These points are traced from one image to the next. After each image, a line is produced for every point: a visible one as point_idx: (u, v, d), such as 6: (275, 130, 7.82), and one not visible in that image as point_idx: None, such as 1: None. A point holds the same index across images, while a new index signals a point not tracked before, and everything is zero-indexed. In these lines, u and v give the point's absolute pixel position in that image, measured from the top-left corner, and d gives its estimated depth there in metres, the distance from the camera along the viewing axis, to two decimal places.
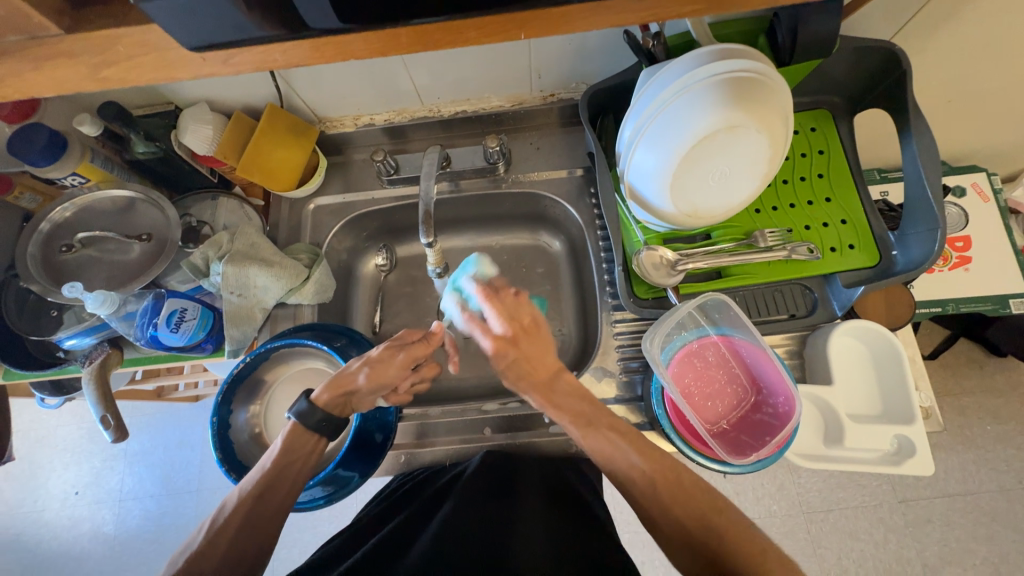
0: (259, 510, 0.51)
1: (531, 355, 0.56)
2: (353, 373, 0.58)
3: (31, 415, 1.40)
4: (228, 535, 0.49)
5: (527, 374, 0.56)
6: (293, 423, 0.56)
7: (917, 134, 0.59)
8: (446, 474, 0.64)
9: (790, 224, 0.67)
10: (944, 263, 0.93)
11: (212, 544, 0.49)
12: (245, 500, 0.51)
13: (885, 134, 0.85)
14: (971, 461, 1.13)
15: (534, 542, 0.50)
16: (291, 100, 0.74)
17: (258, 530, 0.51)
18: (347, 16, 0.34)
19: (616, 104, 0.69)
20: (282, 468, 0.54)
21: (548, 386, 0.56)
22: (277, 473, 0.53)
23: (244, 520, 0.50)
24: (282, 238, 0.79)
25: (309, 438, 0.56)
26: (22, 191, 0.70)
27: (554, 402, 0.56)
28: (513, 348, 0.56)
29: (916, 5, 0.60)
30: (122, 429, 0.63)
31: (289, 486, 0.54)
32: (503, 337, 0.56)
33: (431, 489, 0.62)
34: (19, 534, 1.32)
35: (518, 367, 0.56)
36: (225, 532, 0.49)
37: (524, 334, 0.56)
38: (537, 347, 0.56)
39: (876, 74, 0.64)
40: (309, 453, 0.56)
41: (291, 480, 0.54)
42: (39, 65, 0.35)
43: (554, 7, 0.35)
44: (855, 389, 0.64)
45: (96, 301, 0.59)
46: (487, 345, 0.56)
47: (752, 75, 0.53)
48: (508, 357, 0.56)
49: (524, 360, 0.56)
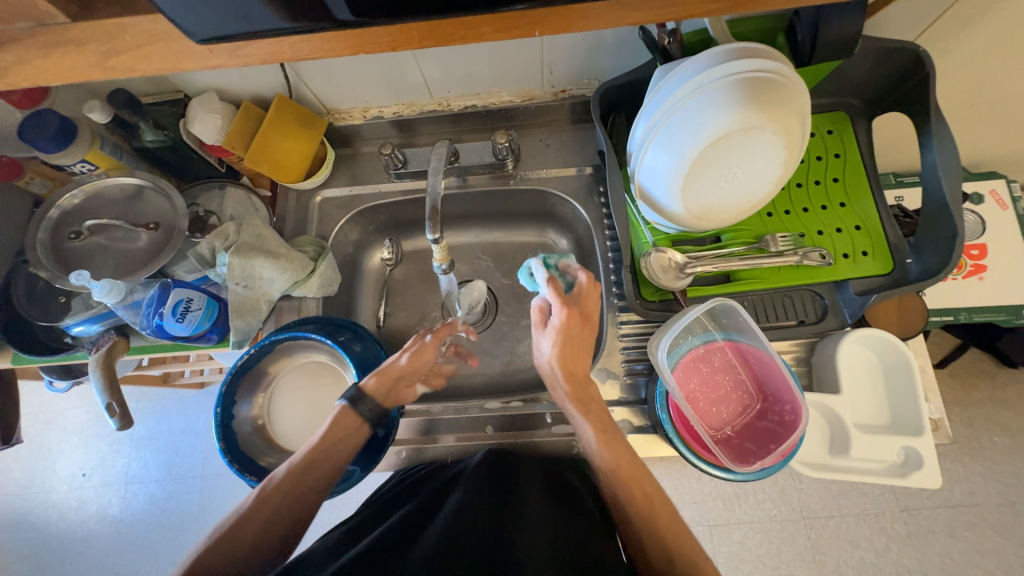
0: (299, 486, 0.56)
1: (586, 338, 0.60)
2: (391, 363, 0.64)
3: (40, 397, 1.41)
4: (270, 506, 0.54)
5: (565, 361, 0.58)
6: (343, 407, 0.61)
7: (937, 139, 0.57)
8: (452, 470, 0.64)
9: (803, 230, 0.65)
10: (958, 272, 0.91)
11: (260, 506, 0.54)
12: (286, 477, 0.55)
13: (903, 138, 0.83)
14: (978, 473, 1.12)
15: (542, 538, 0.50)
16: (300, 91, 0.73)
17: (294, 502, 0.55)
18: (358, 8, 0.33)
19: (629, 102, 0.67)
20: (324, 450, 0.58)
21: (581, 383, 0.59)
22: (318, 456, 0.57)
23: (283, 494, 0.55)
24: (289, 230, 0.79)
25: (355, 428, 0.60)
26: (35, 176, 0.72)
27: (580, 398, 0.58)
28: (579, 323, 0.60)
29: (943, 6, 0.58)
30: (127, 416, 0.63)
31: (332, 461, 0.58)
32: (574, 308, 0.60)
33: (435, 482, 0.62)
34: (27, 513, 1.34)
35: (565, 343, 0.59)
36: (270, 499, 0.54)
37: (587, 321, 0.61)
38: (589, 339, 0.61)
39: (898, 76, 0.62)
40: (350, 438, 0.60)
41: (334, 459, 0.58)
42: (48, 53, 0.35)
43: (569, 3, 0.34)
44: (863, 398, 0.63)
45: (102, 290, 0.59)
46: (562, 304, 0.59)
47: (770, 75, 0.51)
48: (570, 327, 0.59)
49: (573, 341, 0.59)
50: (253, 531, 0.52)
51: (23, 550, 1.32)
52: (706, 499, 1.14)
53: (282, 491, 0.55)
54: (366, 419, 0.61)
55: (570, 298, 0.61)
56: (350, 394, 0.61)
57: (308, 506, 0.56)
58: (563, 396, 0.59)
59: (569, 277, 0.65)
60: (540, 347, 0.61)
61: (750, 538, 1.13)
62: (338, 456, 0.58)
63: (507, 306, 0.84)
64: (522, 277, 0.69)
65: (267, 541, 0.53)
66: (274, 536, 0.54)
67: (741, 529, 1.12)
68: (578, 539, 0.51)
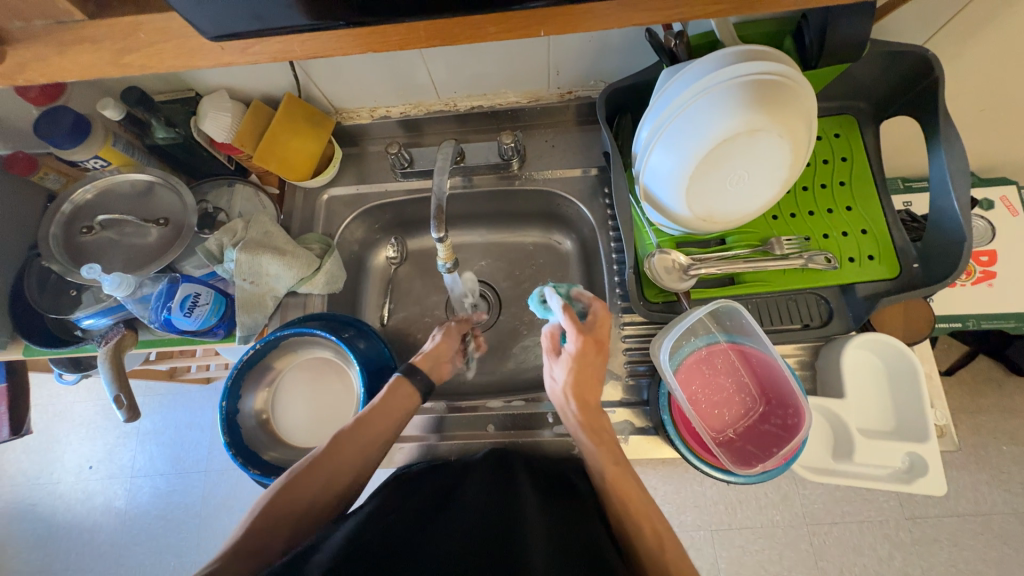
0: (360, 443, 0.57)
1: (599, 367, 0.60)
2: (427, 348, 0.69)
3: (49, 390, 1.44)
4: (334, 458, 0.55)
5: (578, 390, 0.58)
6: (399, 378, 0.63)
7: (946, 143, 0.57)
8: (450, 469, 0.64)
9: (808, 233, 0.65)
10: (967, 278, 0.90)
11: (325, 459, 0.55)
12: (348, 433, 0.57)
13: (912, 142, 0.82)
14: (984, 482, 1.10)
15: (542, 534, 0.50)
16: (309, 91, 0.74)
17: (355, 457, 0.57)
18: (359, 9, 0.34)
19: (634, 103, 0.68)
20: (382, 411, 0.60)
21: (592, 413, 0.59)
22: (376, 416, 0.59)
23: (344, 448, 0.56)
24: (296, 228, 0.80)
25: (410, 397, 0.62)
26: (49, 172, 0.73)
27: (591, 424, 0.58)
28: (593, 352, 0.59)
29: (954, 9, 0.58)
30: (134, 408, 0.64)
31: (393, 420, 0.60)
32: (590, 337, 0.59)
33: (439, 475, 0.62)
34: (34, 503, 1.36)
35: (580, 372, 0.58)
36: (338, 450, 0.56)
37: (601, 350, 0.60)
38: (602, 368, 0.60)
39: (906, 80, 0.61)
40: (405, 404, 0.62)
41: (394, 418, 0.60)
42: (64, 50, 0.36)
43: (575, 4, 0.35)
44: (868, 403, 0.63)
45: (113, 283, 0.61)
46: (576, 334, 0.58)
47: (776, 78, 0.51)
48: (584, 356, 0.58)
49: (587, 370, 0.59)
50: (319, 482, 0.54)
51: (31, 539, 1.34)
52: (708, 503, 1.13)
53: (343, 445, 0.56)
54: (418, 392, 0.63)
55: (584, 326, 0.60)
56: (404, 368, 0.64)
57: (369, 463, 0.58)
58: (574, 424, 0.59)
59: (582, 306, 0.64)
60: (552, 375, 0.61)
61: (751, 543, 1.12)
62: (396, 417, 0.60)
63: (510, 305, 0.84)
64: (532, 304, 0.66)
65: (332, 491, 0.55)
66: (338, 487, 0.55)
67: (742, 534, 1.12)
68: (575, 538, 0.52)
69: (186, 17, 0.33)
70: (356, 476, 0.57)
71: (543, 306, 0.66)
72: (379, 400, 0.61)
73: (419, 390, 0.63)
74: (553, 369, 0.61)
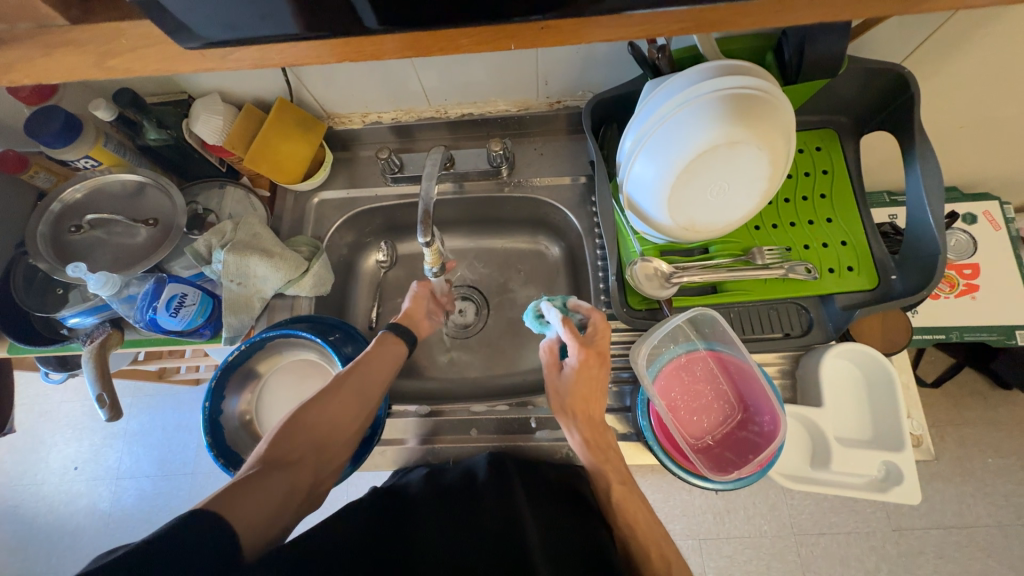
0: (364, 377, 0.61)
1: (602, 379, 0.59)
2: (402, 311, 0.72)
3: (35, 389, 1.43)
4: (340, 389, 0.59)
5: (583, 404, 0.58)
6: (386, 333, 0.67)
7: (921, 158, 0.59)
8: (454, 470, 0.62)
9: (789, 243, 0.66)
10: (950, 290, 0.91)
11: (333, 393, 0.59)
12: (352, 368, 0.62)
13: (893, 156, 0.84)
14: (969, 494, 1.11)
15: (542, 540, 0.51)
16: (301, 96, 0.75)
17: (362, 389, 0.61)
18: (326, 24, 0.35)
19: (620, 113, 0.69)
20: (379, 353, 0.65)
21: (597, 426, 0.58)
22: (376, 357, 0.64)
23: (352, 380, 0.61)
24: (286, 230, 0.80)
25: (397, 345, 0.66)
26: (38, 170, 0.73)
27: (595, 438, 0.58)
28: (595, 363, 0.58)
29: (927, 30, 0.59)
30: (117, 408, 0.63)
31: (393, 360, 0.66)
32: (592, 349, 0.59)
33: (439, 486, 0.59)
34: (17, 505, 1.34)
35: (584, 384, 0.58)
36: (345, 382, 0.60)
37: (604, 361, 0.60)
38: (606, 380, 0.60)
39: (883, 96, 0.63)
40: (395, 354, 0.66)
41: (391, 356, 0.65)
42: (48, 51, 0.37)
43: (535, 23, 0.36)
44: (846, 412, 0.63)
45: (98, 282, 0.60)
46: (578, 347, 0.58)
47: (756, 92, 0.53)
48: (586, 368, 0.58)
49: (591, 383, 0.58)
50: (330, 408, 0.58)
51: (11, 542, 1.32)
52: (695, 511, 1.13)
53: (351, 380, 0.60)
54: (406, 343, 0.68)
55: (585, 338, 0.60)
56: (391, 326, 0.68)
57: (375, 396, 0.62)
58: (578, 443, 0.58)
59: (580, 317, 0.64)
60: (555, 389, 0.60)
61: (738, 553, 1.12)
62: (392, 359, 0.65)
63: (498, 310, 0.85)
64: (529, 319, 0.66)
65: (344, 416, 0.59)
66: (350, 412, 0.59)
67: (729, 544, 1.12)
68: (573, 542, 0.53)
69: (182, 19, 0.33)
70: (365, 406, 0.61)
71: (539, 320, 0.66)
72: (373, 348, 0.65)
73: (405, 340, 0.68)
74: (557, 383, 0.60)
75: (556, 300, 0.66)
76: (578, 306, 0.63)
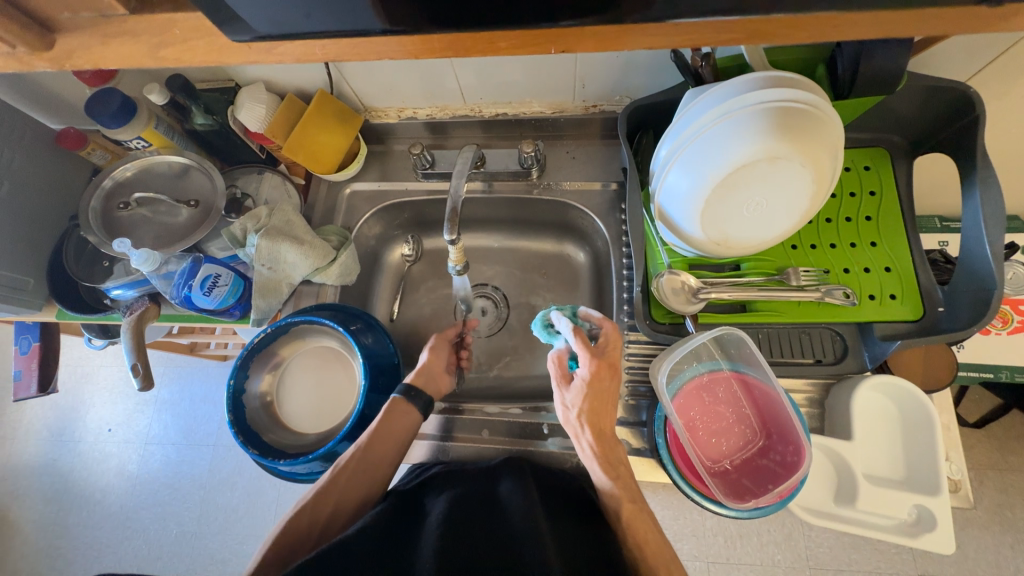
0: (363, 469, 0.61)
1: (612, 390, 0.57)
2: (419, 365, 0.71)
3: (80, 351, 1.52)
4: (341, 483, 0.59)
5: (594, 418, 0.56)
6: (396, 399, 0.65)
7: (982, 185, 0.55)
8: (469, 476, 0.62)
9: (828, 266, 0.63)
10: (1001, 327, 0.85)
11: (333, 483, 0.59)
12: (352, 458, 0.60)
13: (949, 179, 0.79)
14: (1008, 545, 1.03)
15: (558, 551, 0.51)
16: (341, 88, 0.77)
17: (364, 475, 0.60)
18: (366, 23, 0.35)
19: (656, 120, 0.67)
20: (384, 431, 0.63)
21: (606, 443, 0.56)
22: (388, 427, 0.63)
23: (353, 473, 0.60)
24: (318, 219, 0.82)
25: (409, 415, 0.65)
26: (95, 148, 0.78)
27: (605, 455, 0.56)
28: (605, 376, 0.57)
29: (1002, 46, 0.55)
30: (148, 378, 0.65)
31: (406, 424, 0.64)
32: (603, 361, 0.58)
33: (459, 488, 0.59)
34: (55, 459, 1.43)
35: (594, 398, 0.56)
36: (343, 474, 0.60)
37: (614, 374, 0.58)
38: (616, 392, 0.58)
39: (944, 116, 0.59)
40: (407, 422, 0.64)
41: (400, 425, 0.64)
42: (107, 40, 0.39)
43: (572, 27, 0.36)
44: (877, 448, 0.60)
45: (140, 258, 0.63)
46: (587, 361, 0.57)
47: (803, 106, 0.50)
48: (596, 381, 0.56)
49: (601, 396, 0.57)
50: (331, 502, 0.58)
51: (47, 493, 1.41)
52: (706, 534, 1.10)
53: (351, 470, 0.60)
54: (417, 412, 0.65)
55: (596, 349, 0.59)
56: (402, 391, 0.66)
57: (382, 478, 0.62)
58: (589, 456, 0.56)
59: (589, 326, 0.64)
60: (565, 404, 0.58)
61: None
62: (404, 430, 0.64)
63: (518, 312, 0.85)
64: (537, 328, 0.66)
65: (342, 515, 0.59)
66: (348, 510, 0.59)
67: (740, 570, 1.08)
68: (590, 554, 0.53)
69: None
70: (370, 488, 0.61)
71: (548, 330, 0.67)
72: (379, 423, 0.63)
73: (416, 408, 0.65)
74: (566, 397, 0.58)
75: (564, 309, 0.66)
76: (587, 315, 0.63)
